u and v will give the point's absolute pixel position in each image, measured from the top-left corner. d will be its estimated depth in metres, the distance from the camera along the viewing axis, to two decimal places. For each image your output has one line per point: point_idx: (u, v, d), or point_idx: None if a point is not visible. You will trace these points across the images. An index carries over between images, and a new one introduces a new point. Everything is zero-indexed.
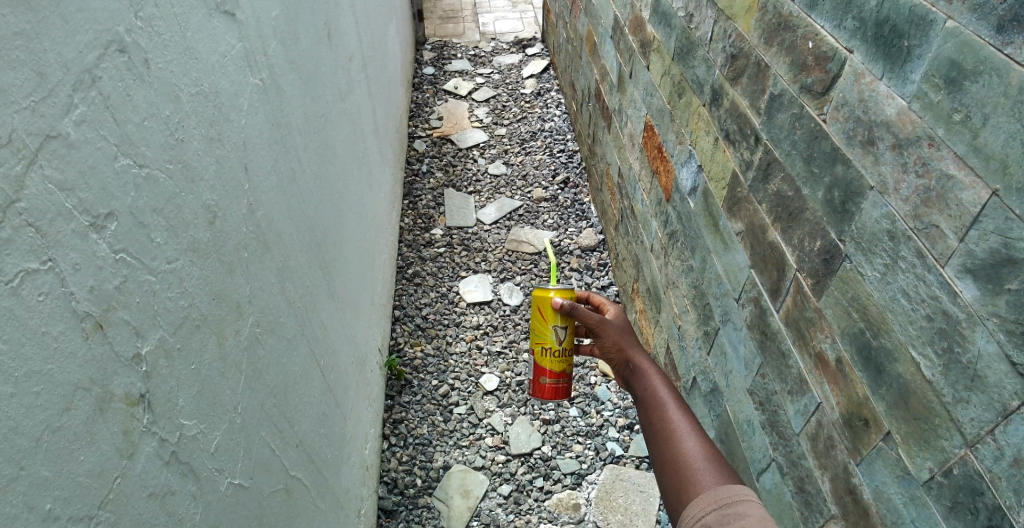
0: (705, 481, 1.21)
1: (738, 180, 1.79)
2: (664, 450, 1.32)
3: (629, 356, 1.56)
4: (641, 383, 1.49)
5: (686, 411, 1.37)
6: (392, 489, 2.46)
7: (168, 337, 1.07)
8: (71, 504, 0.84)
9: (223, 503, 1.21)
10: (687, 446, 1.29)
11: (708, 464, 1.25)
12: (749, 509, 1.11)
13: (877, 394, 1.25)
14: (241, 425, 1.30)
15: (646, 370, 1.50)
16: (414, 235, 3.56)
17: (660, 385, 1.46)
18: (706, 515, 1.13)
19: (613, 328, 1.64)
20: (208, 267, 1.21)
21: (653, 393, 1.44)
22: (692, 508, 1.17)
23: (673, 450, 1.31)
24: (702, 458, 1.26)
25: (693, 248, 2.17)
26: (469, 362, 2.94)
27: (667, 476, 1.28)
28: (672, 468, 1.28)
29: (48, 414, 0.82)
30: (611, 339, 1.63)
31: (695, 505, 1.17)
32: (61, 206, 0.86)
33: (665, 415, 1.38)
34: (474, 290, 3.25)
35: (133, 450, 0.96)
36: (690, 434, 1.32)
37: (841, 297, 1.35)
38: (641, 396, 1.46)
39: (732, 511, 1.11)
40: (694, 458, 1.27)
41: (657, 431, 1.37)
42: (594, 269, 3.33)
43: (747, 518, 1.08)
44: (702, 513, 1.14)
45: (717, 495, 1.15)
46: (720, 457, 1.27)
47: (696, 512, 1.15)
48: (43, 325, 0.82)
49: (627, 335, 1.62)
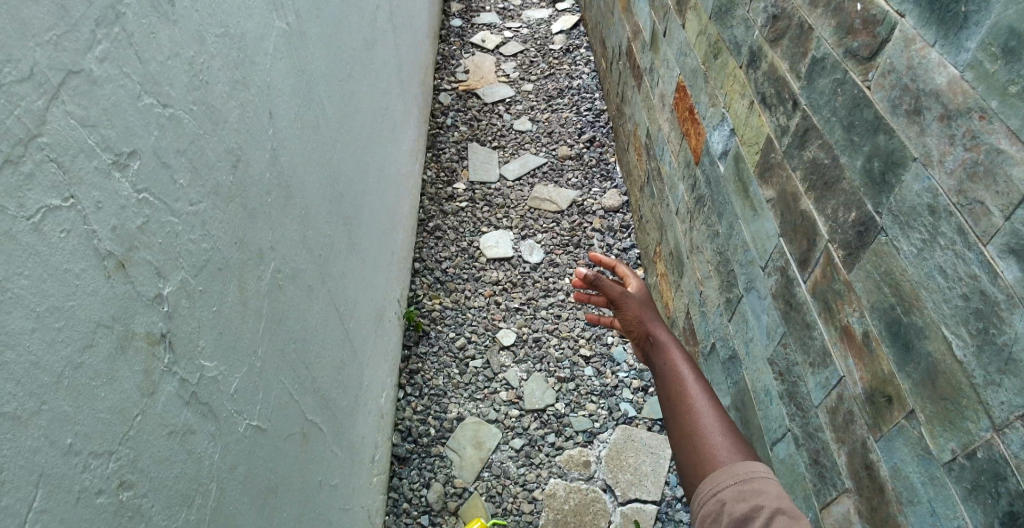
0: (721, 456, 1.20)
1: (773, 145, 1.74)
2: (680, 423, 1.31)
3: (651, 330, 1.54)
4: (660, 357, 1.47)
5: (703, 384, 1.36)
6: (406, 438, 2.52)
7: (190, 279, 1.07)
8: (93, 439, 0.84)
9: (242, 445, 1.22)
10: (703, 419, 1.28)
11: (725, 439, 1.23)
12: (768, 487, 1.10)
13: (904, 371, 1.23)
14: (260, 370, 1.31)
15: (666, 347, 1.48)
16: (436, 188, 3.53)
17: (680, 358, 1.44)
18: (722, 490, 1.12)
19: (636, 300, 1.62)
20: (231, 211, 1.21)
21: (674, 366, 1.42)
22: (708, 482, 1.16)
23: (688, 424, 1.29)
24: (718, 432, 1.25)
25: (720, 214, 2.13)
26: (486, 316, 2.94)
27: (681, 452, 1.27)
28: (687, 441, 1.27)
29: (70, 350, 0.82)
30: (632, 313, 1.60)
31: (711, 480, 1.16)
32: (84, 143, 0.85)
33: (682, 389, 1.36)
34: (496, 246, 3.23)
35: (154, 390, 0.97)
36: (706, 407, 1.30)
37: (873, 270, 1.31)
38: (660, 370, 1.44)
39: (749, 489, 1.10)
40: (712, 434, 1.25)
41: (674, 406, 1.35)
42: (616, 231, 3.28)
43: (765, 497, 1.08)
44: (719, 487, 1.13)
45: (733, 471, 1.14)
46: (735, 432, 1.26)
47: (712, 488, 1.14)
48: (65, 262, 0.82)
49: (649, 309, 1.60)
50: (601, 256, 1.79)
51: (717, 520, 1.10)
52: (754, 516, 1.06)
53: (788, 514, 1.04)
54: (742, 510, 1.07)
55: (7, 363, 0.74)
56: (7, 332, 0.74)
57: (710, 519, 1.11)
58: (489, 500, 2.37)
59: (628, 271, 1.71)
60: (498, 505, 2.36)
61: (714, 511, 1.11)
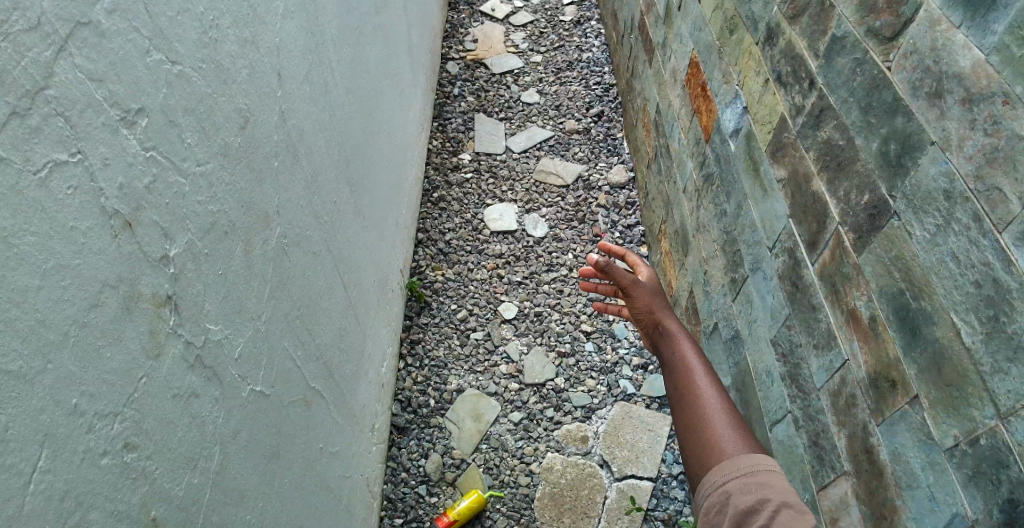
0: (727, 447, 1.20)
1: (786, 125, 1.72)
2: (687, 413, 1.30)
3: (661, 319, 1.52)
4: (669, 347, 1.46)
5: (711, 375, 1.35)
6: (406, 408, 2.54)
7: (196, 241, 1.07)
8: (97, 400, 0.84)
9: (245, 409, 1.22)
10: (709, 408, 1.28)
11: (731, 430, 1.23)
12: (775, 481, 1.10)
13: (910, 356, 1.22)
14: (264, 334, 1.31)
15: (676, 336, 1.47)
16: (442, 158, 3.50)
17: (688, 348, 1.43)
18: (728, 482, 1.13)
19: (646, 289, 1.59)
20: (237, 173, 1.20)
21: (682, 356, 1.41)
22: (714, 473, 1.16)
23: (694, 413, 1.29)
24: (725, 423, 1.25)
25: (728, 192, 2.11)
26: (489, 289, 2.94)
27: (686, 441, 1.27)
28: (693, 430, 1.27)
29: (75, 309, 0.81)
30: (643, 302, 1.57)
31: (717, 471, 1.16)
32: (91, 97, 0.84)
33: (690, 378, 1.35)
34: (500, 218, 3.21)
35: (159, 352, 0.96)
36: (713, 397, 1.30)
37: (883, 254, 1.30)
38: (668, 359, 1.44)
39: (755, 482, 1.11)
40: (718, 424, 1.25)
41: (681, 395, 1.34)
42: (621, 207, 3.26)
43: (771, 491, 1.08)
44: (725, 479, 1.14)
45: (739, 464, 1.15)
46: (741, 423, 1.26)
47: (717, 479, 1.14)
48: (72, 219, 0.81)
49: (658, 298, 1.58)
50: (609, 245, 1.76)
51: (722, 511, 1.10)
52: (760, 509, 1.06)
53: (794, 509, 1.05)
54: (748, 502, 1.08)
55: (14, 319, 0.73)
56: (14, 289, 0.73)
57: (715, 510, 1.11)
58: (486, 472, 2.39)
59: (639, 260, 1.68)
60: (496, 476, 2.38)
61: (719, 502, 1.11)
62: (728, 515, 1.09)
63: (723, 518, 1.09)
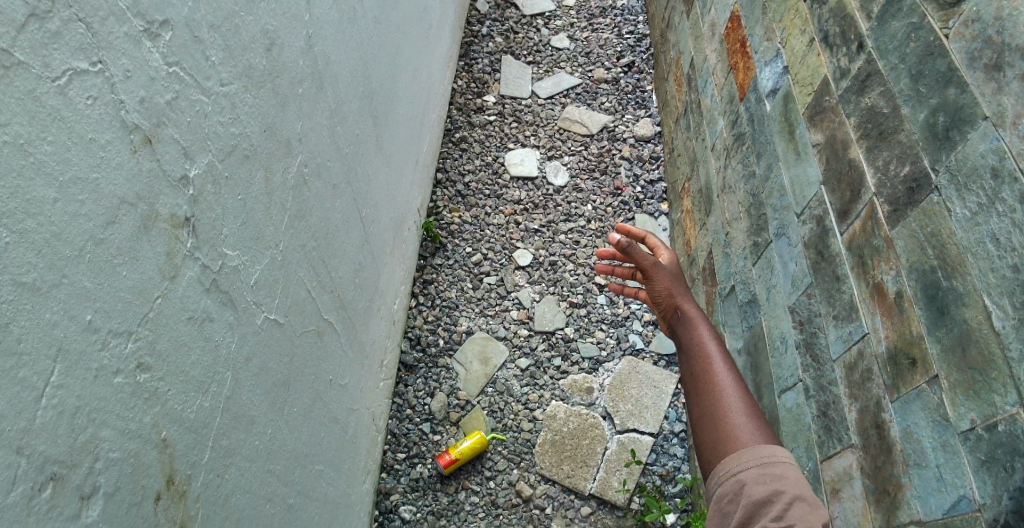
0: (742, 436, 1.17)
1: (828, 88, 1.66)
2: (703, 400, 1.27)
3: (680, 303, 1.45)
4: (687, 331, 1.41)
5: (728, 363, 1.30)
6: (415, 346, 2.56)
7: (216, 163, 1.05)
8: (112, 317, 0.83)
9: (259, 336, 1.22)
10: (725, 396, 1.24)
11: (747, 419, 1.20)
12: (790, 473, 1.08)
13: (934, 335, 1.20)
14: (281, 263, 1.30)
15: (694, 321, 1.41)
16: (466, 99, 3.42)
17: (707, 334, 1.38)
18: (742, 472, 1.10)
19: (667, 273, 1.50)
20: (261, 97, 1.19)
21: (700, 342, 1.36)
22: (728, 462, 1.13)
23: (709, 400, 1.25)
24: (740, 412, 1.21)
25: (760, 154, 2.05)
26: (505, 234, 2.90)
27: (700, 428, 1.24)
28: (708, 418, 1.24)
29: (92, 225, 0.80)
30: (663, 286, 1.48)
31: (731, 461, 1.13)
32: (113, 5, 0.83)
33: (706, 365, 1.31)
34: (521, 164, 3.15)
35: (175, 273, 0.96)
36: (730, 385, 1.26)
37: (918, 229, 1.26)
38: (685, 345, 1.39)
39: (769, 473, 1.08)
40: (734, 413, 1.22)
41: (696, 381, 1.30)
42: (644, 162, 3.19)
43: (785, 483, 1.06)
44: (739, 469, 1.11)
45: (754, 453, 1.12)
46: (757, 413, 1.22)
47: (731, 468, 1.12)
48: (91, 131, 0.80)
49: (679, 283, 1.49)
50: (629, 228, 1.69)
51: (734, 501, 1.08)
52: (773, 500, 1.04)
53: (807, 502, 1.02)
54: (761, 492, 1.06)
55: (28, 232, 0.72)
56: (29, 200, 0.72)
57: (727, 499, 1.09)
58: (490, 414, 2.42)
59: (660, 243, 1.60)
60: (499, 419, 2.41)
61: (732, 491, 1.09)
62: (740, 504, 1.07)
63: (735, 508, 1.07)
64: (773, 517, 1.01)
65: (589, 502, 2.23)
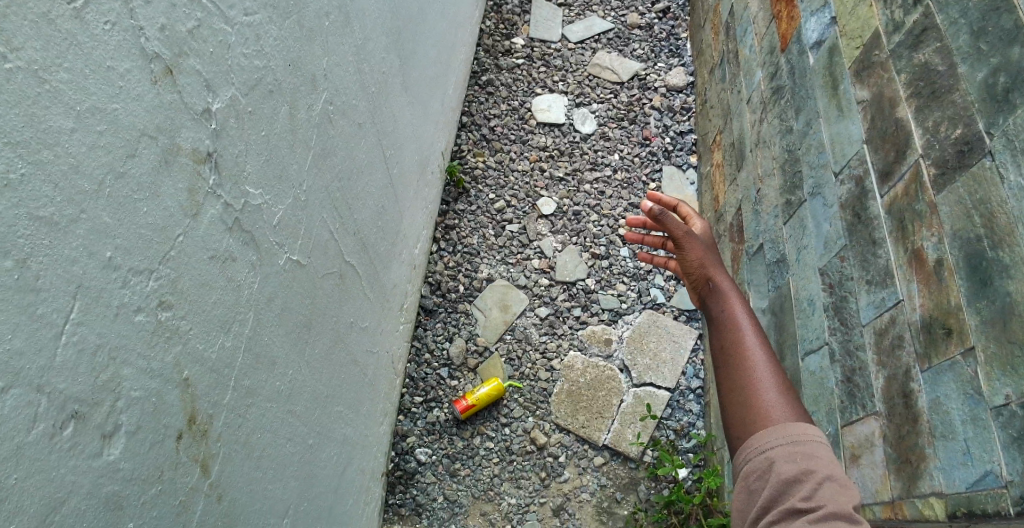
0: (772, 412, 1.11)
1: (878, 42, 1.58)
2: (731, 374, 1.21)
3: (711, 274, 1.38)
4: (717, 303, 1.34)
5: (761, 336, 1.24)
6: (435, 291, 2.56)
7: (240, 97, 1.04)
8: (132, 254, 0.82)
9: (281, 277, 1.21)
10: (755, 371, 1.18)
11: (779, 394, 1.14)
12: (822, 452, 1.02)
13: (974, 306, 1.16)
14: (305, 202, 1.28)
15: (726, 293, 1.34)
16: (494, 41, 3.27)
17: (739, 306, 1.31)
18: (771, 449, 1.05)
19: (700, 244, 1.44)
20: (287, 30, 1.17)
21: (731, 314, 1.29)
22: (757, 439, 1.08)
23: (739, 374, 1.19)
24: (771, 388, 1.15)
25: (799, 109, 1.97)
26: (529, 181, 2.83)
27: (728, 402, 1.18)
28: (736, 392, 1.17)
29: (112, 157, 0.79)
30: (695, 257, 1.43)
31: (760, 437, 1.08)
32: None
33: (737, 338, 1.24)
34: (548, 110, 3.02)
35: (197, 210, 0.94)
36: (761, 359, 1.20)
37: (965, 195, 1.21)
38: (715, 317, 1.32)
39: (800, 451, 1.03)
40: (765, 388, 1.15)
41: (725, 354, 1.24)
42: (675, 112, 3.05)
43: (816, 462, 1.00)
44: (769, 446, 1.06)
45: (785, 429, 1.07)
46: (790, 389, 1.16)
47: (760, 445, 1.07)
48: (109, 58, 0.79)
49: (712, 255, 1.43)
50: (663, 197, 1.63)
51: (762, 478, 1.03)
52: (803, 479, 0.99)
53: (838, 483, 0.97)
54: (790, 471, 1.00)
55: (46, 163, 0.70)
56: (46, 129, 0.70)
57: (755, 476, 1.04)
58: (508, 362, 2.42)
59: (694, 213, 1.54)
60: (516, 367, 2.41)
61: (760, 468, 1.04)
62: (768, 482, 1.02)
63: (762, 486, 1.02)
64: (802, 496, 0.96)
65: (602, 453, 2.25)
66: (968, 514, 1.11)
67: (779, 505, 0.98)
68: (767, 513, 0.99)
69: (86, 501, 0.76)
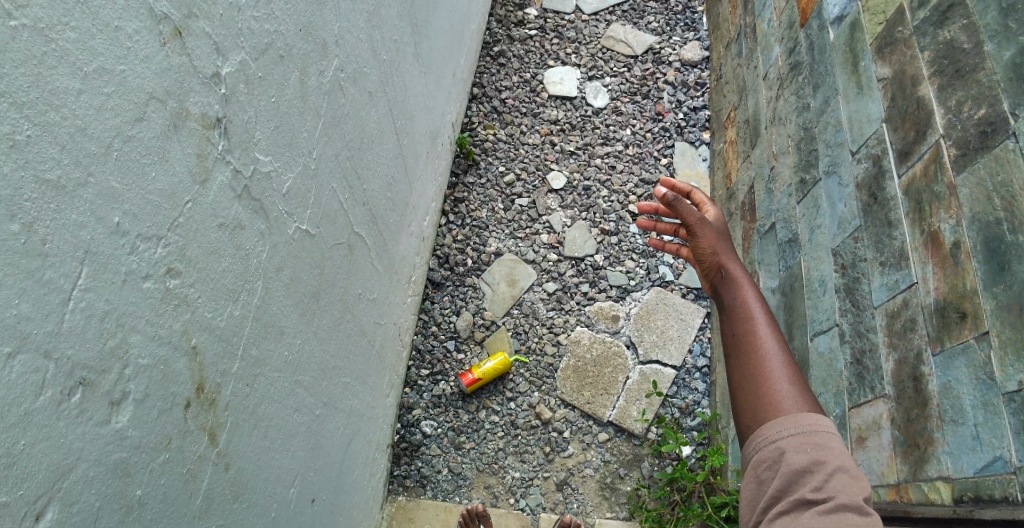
0: (783, 401, 1.10)
1: (902, 18, 1.55)
2: (743, 363, 1.19)
3: (723, 261, 1.35)
4: (729, 290, 1.31)
5: (773, 324, 1.21)
6: (443, 264, 2.56)
7: (250, 62, 1.02)
8: (140, 220, 0.81)
9: (290, 246, 1.20)
10: (767, 360, 1.16)
11: (790, 383, 1.13)
12: (833, 443, 1.02)
13: (990, 291, 1.15)
14: (314, 171, 1.27)
15: (738, 281, 1.31)
16: (507, 11, 3.22)
17: (750, 293, 1.28)
18: (782, 439, 1.04)
19: (712, 231, 1.40)
20: None
21: (743, 301, 1.27)
22: (768, 429, 1.07)
23: (749, 362, 1.18)
24: (783, 377, 1.14)
25: (817, 85, 1.93)
26: (539, 155, 2.80)
27: (738, 391, 1.17)
28: (747, 382, 1.16)
29: (119, 121, 0.78)
30: (707, 245, 1.38)
31: (770, 426, 1.07)
32: None
33: (748, 327, 1.22)
34: (561, 83, 2.98)
35: (206, 177, 0.93)
36: (773, 348, 1.18)
37: (986, 177, 1.19)
38: (727, 305, 1.29)
39: (811, 441, 1.02)
40: (776, 378, 1.14)
41: (736, 342, 1.22)
42: (690, 87, 2.98)
43: (827, 453, 1.00)
44: (779, 435, 1.05)
45: (795, 419, 1.06)
46: (801, 378, 1.14)
47: (771, 434, 1.06)
48: (117, 17, 0.77)
49: (725, 242, 1.39)
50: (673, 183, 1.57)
51: (772, 468, 1.03)
52: (813, 470, 0.98)
53: (849, 475, 0.97)
54: (801, 461, 1.00)
55: (53, 125, 0.70)
56: (52, 90, 0.69)
57: (765, 465, 1.04)
58: (514, 336, 2.42)
59: (706, 199, 1.49)
60: (523, 342, 2.41)
61: (770, 458, 1.04)
62: (778, 472, 1.02)
63: (772, 475, 1.02)
64: (813, 488, 0.96)
65: (606, 429, 2.25)
66: (975, 499, 1.11)
67: (789, 496, 0.98)
68: (777, 504, 0.99)
69: (94, 468, 0.77)
